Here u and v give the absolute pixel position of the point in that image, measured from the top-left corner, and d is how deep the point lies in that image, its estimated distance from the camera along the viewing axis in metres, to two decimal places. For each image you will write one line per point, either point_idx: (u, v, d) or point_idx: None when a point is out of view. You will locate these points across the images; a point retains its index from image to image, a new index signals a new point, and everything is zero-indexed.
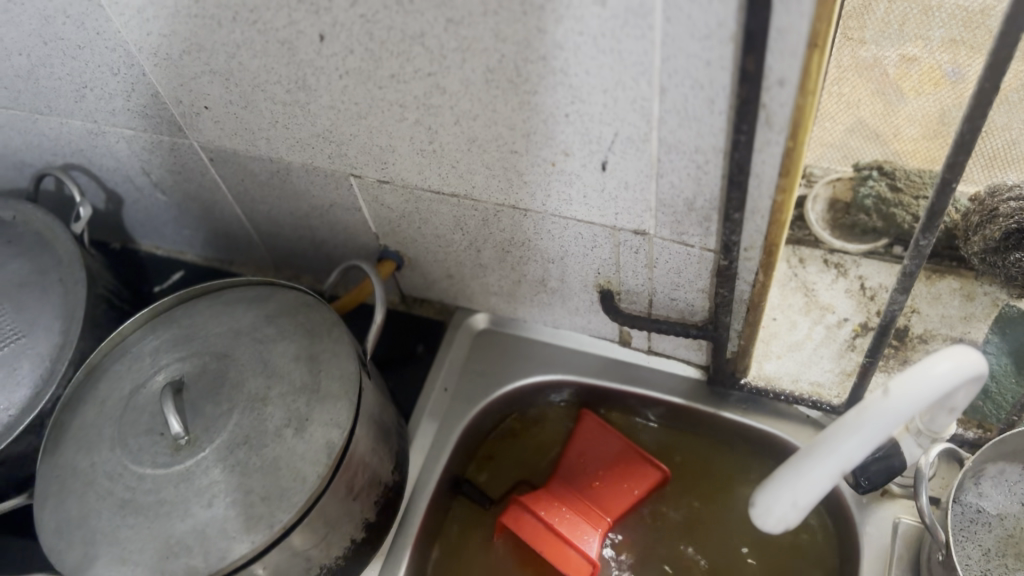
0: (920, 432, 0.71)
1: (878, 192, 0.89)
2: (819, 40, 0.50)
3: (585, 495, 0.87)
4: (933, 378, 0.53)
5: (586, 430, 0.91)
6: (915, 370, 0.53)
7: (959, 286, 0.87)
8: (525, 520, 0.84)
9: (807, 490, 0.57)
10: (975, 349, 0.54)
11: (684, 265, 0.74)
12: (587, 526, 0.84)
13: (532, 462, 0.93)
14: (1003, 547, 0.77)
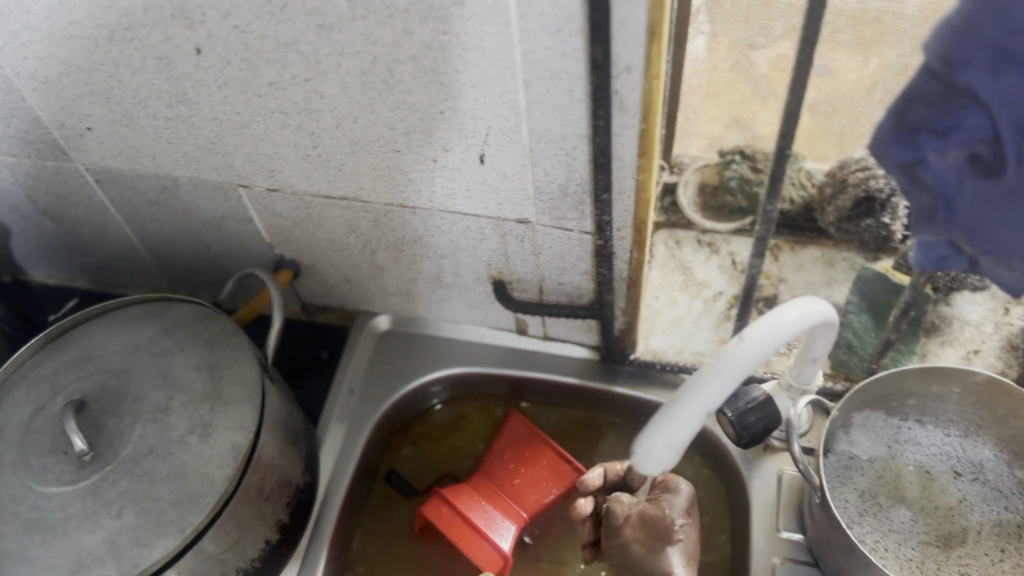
0: (790, 386, 0.78)
1: (742, 174, 0.97)
2: (657, 28, 0.55)
3: (501, 489, 0.90)
4: (787, 324, 0.61)
5: (511, 429, 0.93)
6: (768, 318, 0.61)
7: (821, 255, 0.95)
8: (443, 511, 0.87)
9: (679, 434, 0.63)
10: (822, 301, 0.62)
11: (566, 250, 0.79)
12: (501, 520, 0.87)
13: (446, 458, 0.96)
14: (876, 488, 0.83)
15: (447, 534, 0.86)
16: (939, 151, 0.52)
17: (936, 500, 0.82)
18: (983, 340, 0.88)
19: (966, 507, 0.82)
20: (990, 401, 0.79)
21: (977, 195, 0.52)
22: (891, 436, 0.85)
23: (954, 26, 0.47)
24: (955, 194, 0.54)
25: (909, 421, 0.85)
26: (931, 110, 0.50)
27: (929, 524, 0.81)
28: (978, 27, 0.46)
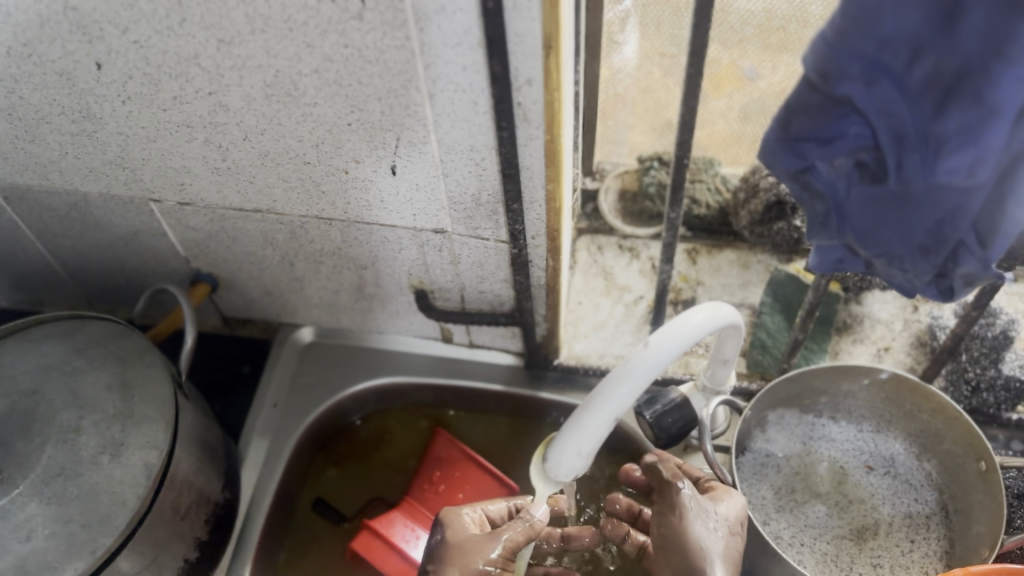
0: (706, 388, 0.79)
1: (660, 180, 0.99)
2: (553, 42, 0.56)
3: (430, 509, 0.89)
4: (691, 330, 0.62)
5: (436, 446, 0.92)
6: (672, 325, 0.62)
7: (736, 257, 0.98)
8: (376, 544, 0.86)
9: (590, 437, 0.63)
10: (724, 306, 0.64)
11: (484, 260, 0.78)
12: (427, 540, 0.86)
13: (375, 477, 0.95)
14: (791, 482, 0.85)
15: (380, 566, 0.85)
16: (825, 158, 0.53)
17: (850, 495, 0.84)
18: (893, 337, 0.91)
19: (878, 501, 0.84)
20: (898, 395, 0.83)
21: (864, 199, 0.54)
22: (805, 432, 0.88)
23: (829, 39, 0.48)
24: (845, 200, 0.56)
25: (824, 418, 0.89)
26: (814, 120, 0.51)
27: (844, 519, 0.83)
28: (850, 38, 0.47)
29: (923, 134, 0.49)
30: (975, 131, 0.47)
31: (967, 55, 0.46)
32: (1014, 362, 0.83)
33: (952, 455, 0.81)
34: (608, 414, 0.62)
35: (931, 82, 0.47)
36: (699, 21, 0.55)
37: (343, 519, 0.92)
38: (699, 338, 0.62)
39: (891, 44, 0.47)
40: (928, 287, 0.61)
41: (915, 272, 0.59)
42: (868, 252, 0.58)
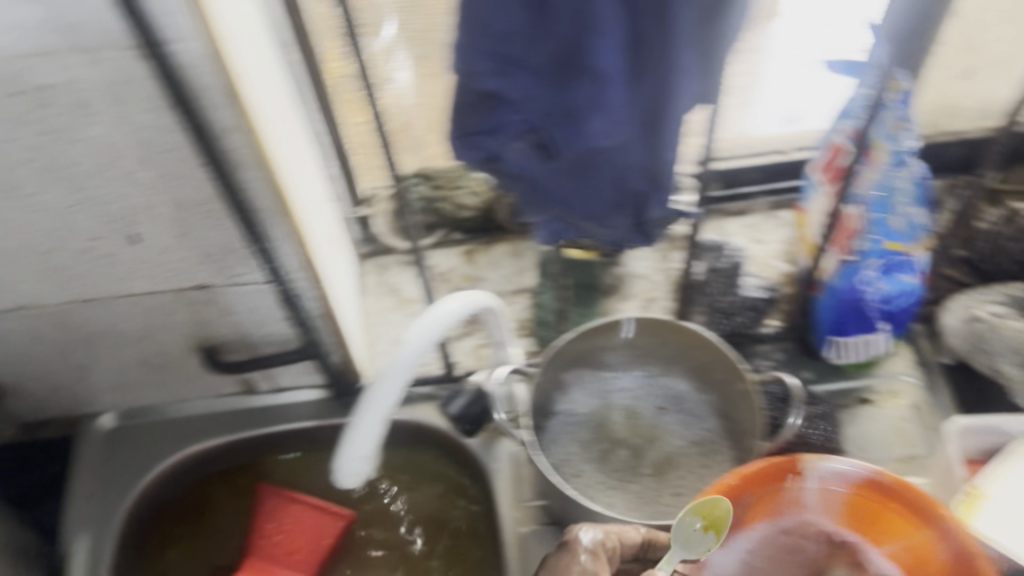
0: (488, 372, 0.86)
1: (426, 194, 1.01)
2: (235, 91, 0.60)
3: (276, 559, 0.88)
4: (446, 313, 0.67)
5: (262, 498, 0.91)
6: (428, 313, 0.66)
7: (508, 249, 1.05)
8: None
9: (367, 439, 0.66)
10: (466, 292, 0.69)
11: (257, 302, 0.81)
12: None
13: (213, 544, 0.93)
14: (593, 436, 0.92)
15: None
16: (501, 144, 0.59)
17: (646, 434, 0.92)
18: (656, 289, 1.01)
19: (671, 434, 0.92)
20: (666, 338, 0.89)
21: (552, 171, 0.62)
22: (599, 388, 0.95)
23: (463, 43, 0.53)
24: (538, 178, 0.65)
25: (615, 371, 0.95)
26: (477, 114, 0.57)
27: (644, 458, 0.91)
28: (475, 39, 0.53)
29: (563, 109, 0.56)
30: (601, 100, 0.54)
31: (568, 38, 0.52)
32: (751, 287, 0.95)
33: (722, 379, 0.89)
34: (380, 413, 0.66)
35: (554, 64, 0.53)
36: None
37: None
38: (451, 323, 0.67)
39: (510, 38, 0.53)
40: (631, 236, 0.71)
41: (616, 226, 0.70)
42: (577, 214, 0.68)
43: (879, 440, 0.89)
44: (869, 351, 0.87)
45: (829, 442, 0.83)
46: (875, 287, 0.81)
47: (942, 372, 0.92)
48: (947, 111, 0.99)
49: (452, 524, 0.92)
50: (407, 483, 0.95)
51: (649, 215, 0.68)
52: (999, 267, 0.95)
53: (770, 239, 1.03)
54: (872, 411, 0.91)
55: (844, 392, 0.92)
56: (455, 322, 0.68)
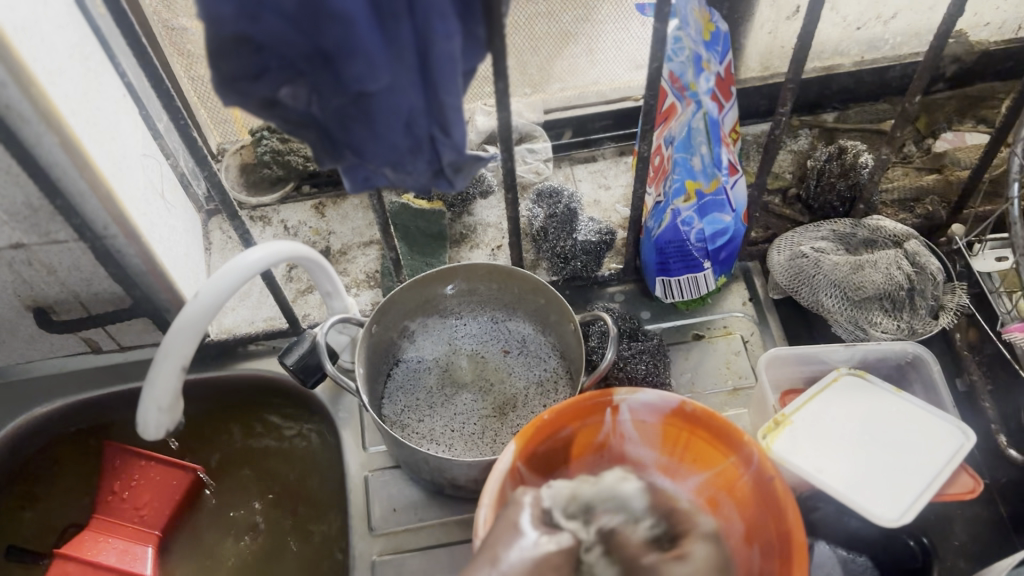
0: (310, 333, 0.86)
1: (273, 147, 1.05)
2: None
3: (126, 519, 0.88)
4: (250, 263, 0.66)
5: (110, 458, 0.90)
6: (230, 263, 0.66)
7: (358, 202, 1.08)
8: (71, 568, 0.83)
9: (165, 391, 0.67)
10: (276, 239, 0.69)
11: (75, 260, 0.79)
12: (126, 546, 0.86)
13: (67, 501, 0.94)
14: (440, 381, 0.94)
15: None
16: (266, 93, 0.58)
17: (490, 377, 0.95)
18: (502, 237, 1.06)
19: (514, 377, 0.94)
20: (507, 283, 0.91)
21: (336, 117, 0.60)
22: (446, 335, 0.97)
23: None
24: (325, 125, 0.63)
25: (460, 317, 0.97)
26: (233, 59, 0.55)
27: (486, 399, 0.93)
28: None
29: (321, 52, 0.55)
30: (351, 42, 0.53)
31: None
32: (585, 231, 0.98)
33: (558, 322, 0.91)
34: (176, 363, 0.66)
35: (299, 7, 0.52)
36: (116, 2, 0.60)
37: (42, 557, 0.91)
38: (255, 272, 0.67)
39: None
40: (436, 183, 0.68)
41: (417, 173, 0.66)
42: (373, 163, 0.64)
43: (705, 372, 0.93)
44: (698, 289, 0.91)
45: (651, 377, 0.87)
46: (691, 226, 0.85)
47: (771, 306, 0.98)
48: (780, 52, 1.05)
49: (301, 469, 0.95)
50: (259, 433, 0.97)
51: (445, 159, 0.65)
52: (827, 203, 0.99)
53: (615, 184, 1.10)
54: (704, 345, 0.95)
55: (678, 329, 0.97)
56: (262, 270, 0.68)
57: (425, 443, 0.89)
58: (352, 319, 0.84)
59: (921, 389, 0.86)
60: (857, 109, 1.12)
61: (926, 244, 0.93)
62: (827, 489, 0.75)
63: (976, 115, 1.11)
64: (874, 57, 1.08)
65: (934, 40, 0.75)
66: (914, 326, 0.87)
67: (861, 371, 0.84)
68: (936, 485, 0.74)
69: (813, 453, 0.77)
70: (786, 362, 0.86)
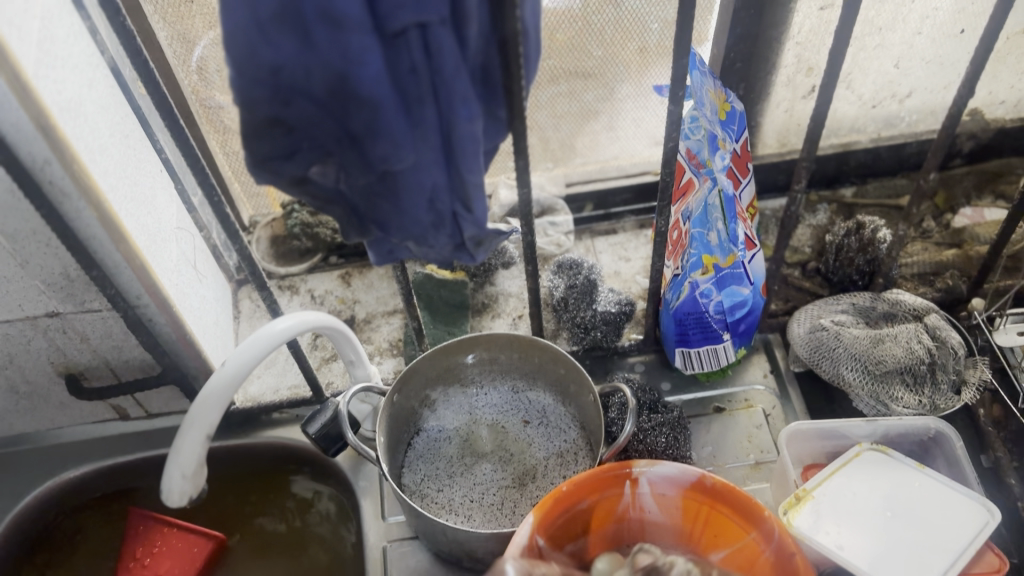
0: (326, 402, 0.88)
1: (302, 220, 1.08)
2: (45, 123, 0.62)
3: None
4: (276, 333, 0.68)
5: (133, 527, 0.91)
6: (257, 333, 0.68)
7: (384, 272, 1.11)
8: None
9: (190, 458, 0.68)
10: (302, 310, 0.71)
11: (108, 328, 0.82)
12: None
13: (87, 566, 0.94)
14: (461, 451, 0.95)
15: None
16: (297, 172, 0.60)
17: (510, 448, 0.95)
18: (523, 306, 1.08)
19: (535, 447, 0.95)
20: (527, 353, 0.92)
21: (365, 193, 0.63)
22: (467, 405, 0.98)
23: (234, 77, 0.53)
24: (354, 201, 0.65)
25: (481, 387, 0.99)
26: (267, 141, 0.57)
27: (506, 470, 0.93)
28: (245, 70, 0.52)
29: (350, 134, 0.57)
30: (377, 125, 0.55)
31: (333, 66, 0.53)
32: (605, 302, 1.00)
33: (578, 394, 0.92)
34: (201, 430, 0.67)
35: (329, 92, 0.54)
36: (158, 87, 0.63)
37: None
38: (281, 343, 0.69)
39: (282, 69, 0.53)
40: (458, 256, 0.70)
41: (439, 246, 0.68)
42: (398, 236, 0.67)
43: (725, 444, 0.93)
44: (718, 361, 0.92)
45: (671, 450, 0.87)
46: (710, 297, 0.87)
47: (793, 379, 0.98)
48: (796, 129, 1.07)
49: (318, 538, 0.95)
50: (277, 499, 0.98)
51: (467, 233, 0.67)
52: (847, 277, 1.00)
53: (635, 256, 1.13)
54: (726, 418, 0.95)
55: (698, 401, 0.97)
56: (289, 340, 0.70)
57: (444, 514, 0.89)
58: (375, 387, 0.85)
59: (944, 465, 0.86)
60: (876, 184, 1.14)
61: (946, 318, 0.93)
62: (847, 566, 0.74)
63: (995, 190, 1.13)
64: (891, 133, 1.10)
65: (945, 120, 0.77)
66: (935, 402, 0.86)
67: (882, 446, 0.84)
68: (959, 563, 0.73)
69: (834, 528, 0.77)
70: (806, 435, 0.86)
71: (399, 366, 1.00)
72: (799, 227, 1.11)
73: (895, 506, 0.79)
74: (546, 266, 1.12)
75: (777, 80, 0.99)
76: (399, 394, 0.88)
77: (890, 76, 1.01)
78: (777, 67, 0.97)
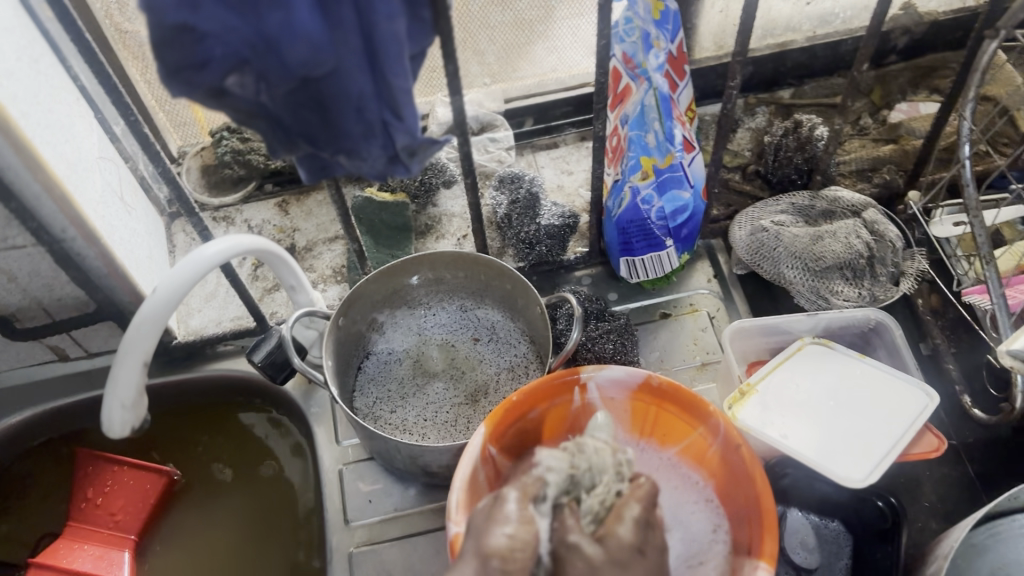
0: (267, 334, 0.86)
1: (233, 147, 1.05)
2: None
3: (101, 524, 0.87)
4: (208, 256, 0.66)
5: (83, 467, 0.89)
6: (188, 256, 0.66)
7: (323, 198, 1.09)
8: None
9: (126, 388, 0.67)
10: (235, 231, 0.69)
11: (35, 266, 0.79)
12: (101, 552, 0.85)
13: (41, 511, 0.92)
14: (411, 370, 0.95)
15: None
16: (213, 82, 0.56)
17: (461, 366, 0.95)
18: (467, 226, 1.07)
19: (485, 364, 0.95)
20: (473, 269, 0.91)
21: (290, 104, 0.60)
22: (416, 326, 0.98)
23: None
24: (281, 115, 0.62)
25: (429, 307, 0.98)
26: (175, 50, 0.53)
27: (458, 388, 0.93)
28: None
29: (263, 37, 0.54)
30: (292, 27, 0.53)
31: None
32: (548, 215, 1.00)
33: (526, 308, 0.91)
34: (137, 357, 0.66)
35: None
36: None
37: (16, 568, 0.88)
38: (216, 266, 0.67)
39: None
40: (392, 169, 0.66)
41: (372, 158, 0.65)
42: (328, 148, 0.64)
43: (672, 348, 0.94)
44: (662, 267, 0.93)
45: (619, 356, 0.88)
46: (651, 204, 0.86)
47: (736, 283, 0.99)
48: (731, 31, 1.06)
49: (272, 466, 0.95)
50: (230, 431, 0.97)
51: (399, 144, 0.64)
52: (786, 177, 1.00)
53: (577, 169, 1.12)
54: (672, 323, 0.96)
55: (645, 309, 0.98)
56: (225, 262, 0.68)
57: (397, 433, 0.89)
58: (318, 311, 0.83)
59: (885, 354, 0.88)
60: (813, 84, 1.14)
61: (883, 213, 0.94)
62: (794, 456, 0.75)
63: (930, 85, 1.13)
64: (826, 32, 1.10)
65: (876, 8, 0.76)
66: (875, 293, 0.88)
67: (824, 339, 0.85)
68: (900, 446, 0.75)
69: (779, 421, 0.78)
70: (750, 333, 0.87)
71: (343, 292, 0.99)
72: (738, 131, 1.11)
73: (839, 398, 0.80)
74: (487, 184, 1.10)
75: None
76: (346, 316, 0.87)
77: None
78: None
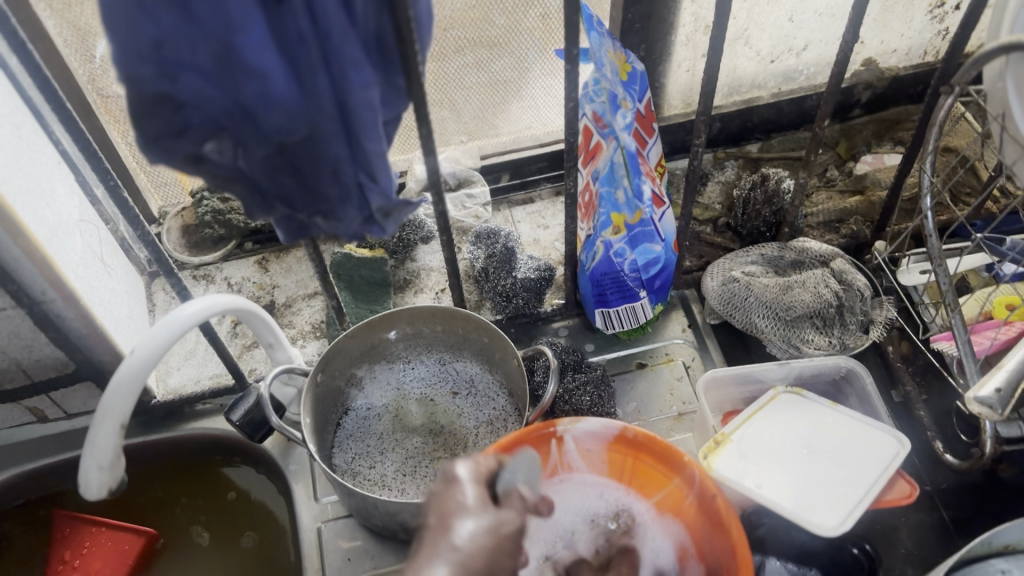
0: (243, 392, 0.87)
1: (214, 207, 1.07)
2: None
3: None
4: (187, 316, 0.67)
5: (59, 529, 0.88)
6: (167, 316, 0.67)
7: (303, 254, 1.11)
8: None
9: (104, 451, 0.67)
10: (215, 291, 0.70)
11: (14, 328, 0.79)
12: None
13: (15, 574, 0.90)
14: (390, 425, 0.95)
15: None
16: (191, 149, 0.57)
17: (440, 420, 0.96)
18: (445, 280, 1.09)
19: (464, 417, 0.96)
20: (450, 323, 0.93)
21: (265, 166, 0.61)
22: (395, 381, 0.98)
23: (117, 52, 0.50)
24: (256, 178, 0.62)
25: (408, 362, 0.99)
26: (155, 120, 0.54)
27: (437, 441, 0.94)
28: (128, 47, 0.50)
29: (240, 107, 0.55)
30: (268, 96, 0.54)
31: (215, 34, 0.51)
32: (525, 269, 1.01)
33: (503, 360, 0.92)
34: (114, 420, 0.66)
35: (216, 64, 0.52)
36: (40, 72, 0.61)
37: None
38: (195, 325, 0.68)
39: (164, 43, 0.51)
40: (368, 229, 0.67)
41: (348, 220, 0.66)
42: (304, 210, 0.66)
43: (647, 398, 0.95)
44: (637, 318, 0.94)
45: (596, 407, 0.89)
46: (624, 256, 0.89)
47: (710, 332, 1.01)
48: (699, 89, 1.10)
49: (251, 523, 0.94)
50: (209, 489, 0.96)
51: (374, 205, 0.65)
52: (755, 229, 1.03)
53: (553, 224, 1.15)
54: (648, 373, 0.97)
55: (621, 359, 0.99)
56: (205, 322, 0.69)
57: (377, 489, 0.89)
58: (297, 368, 0.84)
59: (857, 402, 0.89)
60: (780, 138, 1.17)
61: (851, 262, 0.96)
62: (768, 505, 0.76)
63: (894, 137, 1.17)
64: (791, 88, 1.14)
65: (834, 67, 0.79)
66: (844, 341, 0.90)
67: (797, 388, 0.87)
68: (873, 492, 0.76)
69: (753, 469, 0.79)
70: (723, 383, 0.89)
71: (323, 348, 1.00)
72: (708, 185, 1.14)
73: (811, 446, 0.81)
74: (464, 239, 1.13)
75: (677, 40, 1.01)
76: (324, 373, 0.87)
77: (786, 31, 1.04)
78: (676, 27, 0.99)
